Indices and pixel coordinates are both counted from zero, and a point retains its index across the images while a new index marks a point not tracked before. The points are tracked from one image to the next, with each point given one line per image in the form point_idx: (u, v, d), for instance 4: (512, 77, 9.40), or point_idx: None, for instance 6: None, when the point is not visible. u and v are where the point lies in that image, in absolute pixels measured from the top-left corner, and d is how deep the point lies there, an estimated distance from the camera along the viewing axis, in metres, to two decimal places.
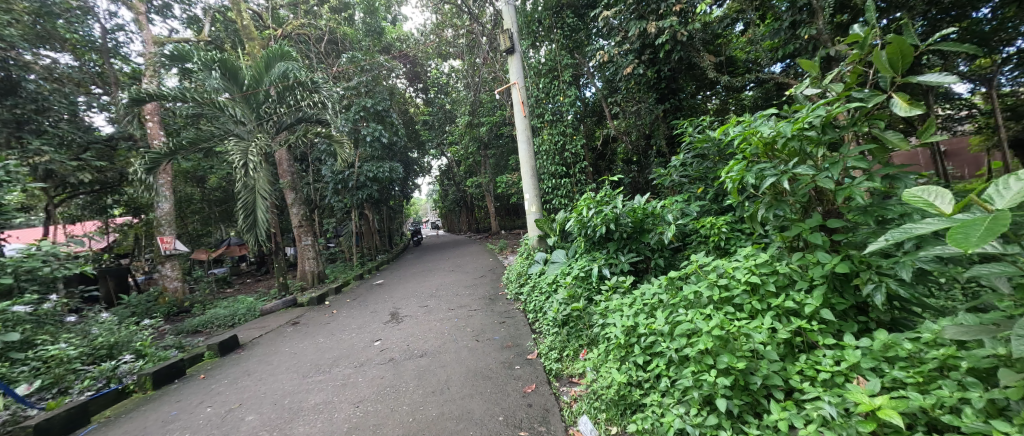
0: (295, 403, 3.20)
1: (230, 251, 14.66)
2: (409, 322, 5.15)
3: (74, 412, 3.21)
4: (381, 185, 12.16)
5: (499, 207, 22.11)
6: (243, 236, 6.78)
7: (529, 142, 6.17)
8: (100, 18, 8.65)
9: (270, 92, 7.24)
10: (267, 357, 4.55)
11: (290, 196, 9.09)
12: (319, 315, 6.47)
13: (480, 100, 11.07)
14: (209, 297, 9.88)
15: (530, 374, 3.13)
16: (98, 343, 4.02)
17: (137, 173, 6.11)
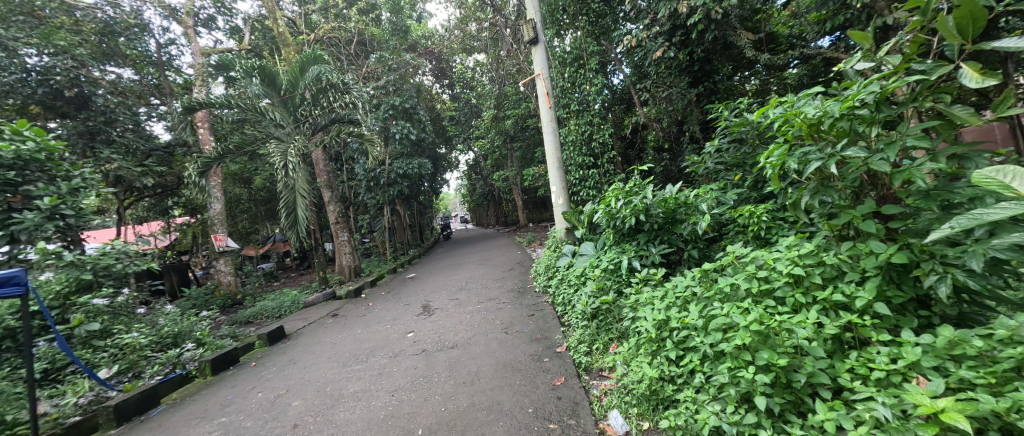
0: (337, 390, 3.38)
1: (276, 246, 15.54)
2: (440, 315, 5.28)
3: (145, 395, 3.57)
4: (411, 181, 12.46)
5: (526, 200, 22.12)
6: (285, 232, 7.18)
7: (555, 133, 6.09)
8: (155, 34, 9.38)
9: (305, 95, 7.57)
10: (310, 347, 4.82)
11: (326, 194, 9.49)
12: (356, 307, 6.77)
13: (505, 92, 10.98)
14: (258, 290, 10.58)
15: (559, 367, 3.13)
16: (164, 332, 4.44)
17: (191, 177, 6.61)
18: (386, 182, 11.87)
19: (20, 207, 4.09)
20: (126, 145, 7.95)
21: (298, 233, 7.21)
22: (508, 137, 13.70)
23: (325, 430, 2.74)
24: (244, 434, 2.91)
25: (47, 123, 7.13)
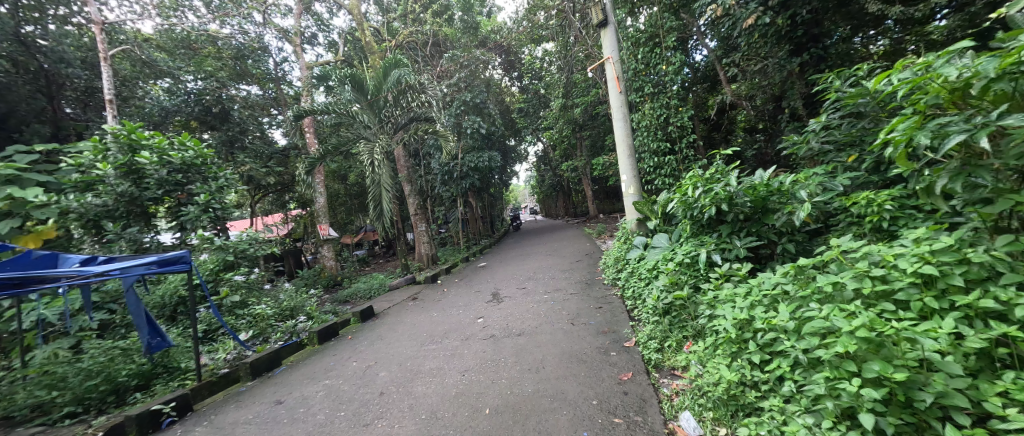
0: (416, 366, 3.68)
1: (368, 236, 17.33)
2: (509, 303, 5.43)
3: (270, 356, 4.26)
4: (482, 174, 12.89)
5: (598, 190, 21.47)
6: (374, 223, 7.98)
7: (625, 119, 5.78)
8: (273, 55, 11.01)
9: (388, 97, 8.25)
10: (394, 325, 5.32)
11: (407, 188, 10.26)
12: (433, 292, 7.28)
13: (574, 79, 10.68)
14: (354, 274, 11.98)
15: (626, 362, 3.01)
16: (284, 306, 5.30)
17: (301, 175, 7.68)
18: (459, 175, 12.44)
19: (183, 202, 5.14)
20: (255, 150, 9.50)
21: (384, 223, 7.94)
22: (578, 125, 13.36)
23: (406, 400, 3.01)
24: (342, 395, 3.33)
25: (200, 134, 8.80)
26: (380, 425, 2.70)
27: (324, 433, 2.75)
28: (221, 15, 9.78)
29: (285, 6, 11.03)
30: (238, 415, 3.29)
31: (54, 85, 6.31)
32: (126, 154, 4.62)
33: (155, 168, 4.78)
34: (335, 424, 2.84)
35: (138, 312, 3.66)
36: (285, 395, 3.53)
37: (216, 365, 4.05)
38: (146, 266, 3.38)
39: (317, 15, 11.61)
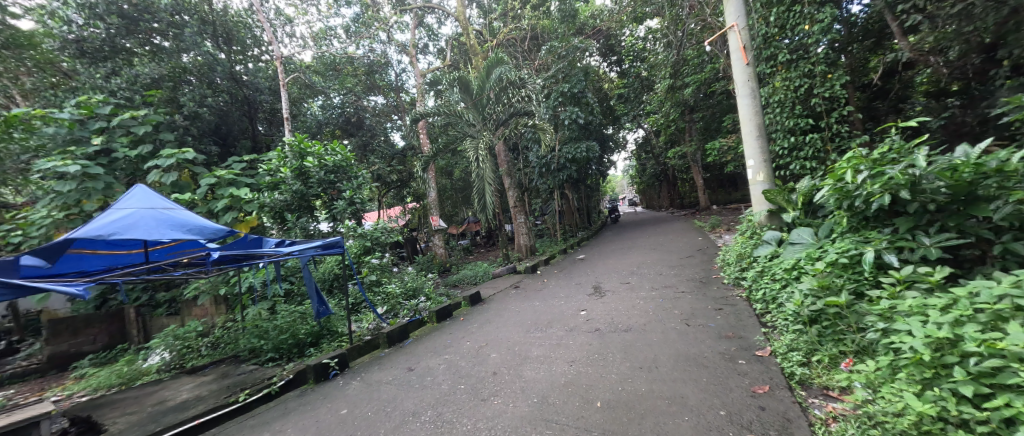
0: (524, 351, 3.81)
1: (470, 227, 18.55)
2: (614, 296, 5.29)
3: (401, 329, 4.85)
4: (579, 165, 12.67)
5: (709, 177, 19.41)
6: (478, 214, 8.51)
7: (753, 94, 5.16)
8: (393, 67, 12.87)
9: (491, 94, 8.52)
10: (501, 311, 5.59)
11: (507, 181, 10.56)
12: (534, 281, 7.49)
13: (683, 58, 9.79)
14: (460, 261, 13.08)
15: (760, 373, 2.68)
16: (409, 286, 6.01)
17: (418, 171, 8.59)
18: (556, 167, 12.44)
19: (334, 197, 6.29)
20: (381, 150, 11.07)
21: (487, 214, 8.39)
22: (687, 107, 12.19)
23: (519, 382, 3.11)
24: (460, 370, 3.59)
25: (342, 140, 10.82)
26: (496, 402, 2.82)
27: (448, 401, 2.97)
28: (354, 37, 11.43)
29: (403, 21, 12.31)
30: (379, 376, 3.78)
31: (253, 108, 9.04)
32: (296, 159, 5.90)
33: (315, 169, 6.01)
34: (456, 395, 3.05)
35: (311, 285, 4.63)
36: (413, 364, 3.93)
37: (362, 332, 4.76)
38: (314, 248, 4.18)
39: (428, 26, 12.73)
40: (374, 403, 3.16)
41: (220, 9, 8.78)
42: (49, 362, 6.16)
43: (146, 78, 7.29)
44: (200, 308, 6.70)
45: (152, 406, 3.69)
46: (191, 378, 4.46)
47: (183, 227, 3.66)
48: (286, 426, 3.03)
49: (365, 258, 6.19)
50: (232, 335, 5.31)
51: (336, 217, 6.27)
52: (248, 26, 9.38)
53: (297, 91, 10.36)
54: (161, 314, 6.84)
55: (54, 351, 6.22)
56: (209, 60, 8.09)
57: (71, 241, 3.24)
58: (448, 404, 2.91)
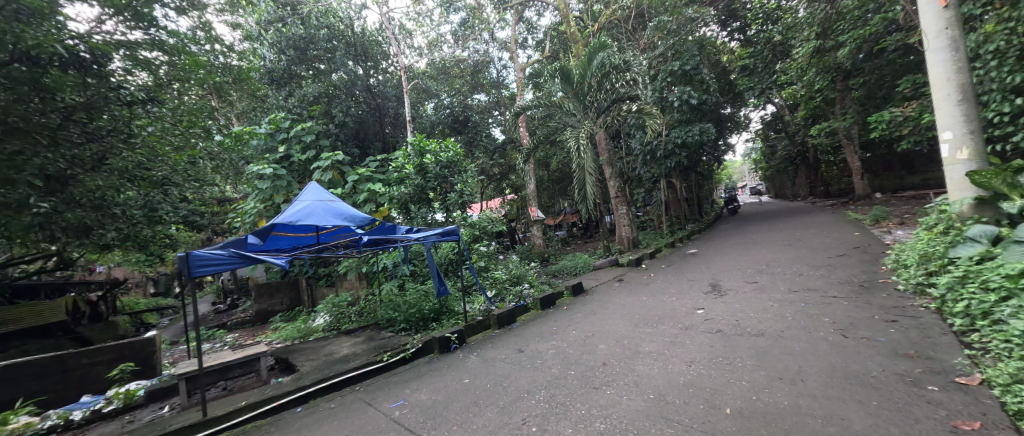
0: (634, 347, 3.55)
1: (567, 218, 18.48)
2: (737, 297, 4.77)
3: (508, 313, 5.16)
4: (690, 151, 11.69)
5: (866, 159, 15.94)
6: (578, 205, 8.52)
7: (954, 46, 4.40)
8: (495, 64, 13.31)
9: (593, 82, 8.35)
10: (606, 303, 5.50)
11: (608, 171, 10.29)
12: (639, 275, 7.31)
13: (837, 11, 8.07)
14: (558, 251, 13.38)
15: (965, 405, 2.00)
16: (512, 273, 6.47)
17: (520, 164, 8.99)
18: (662, 154, 11.60)
19: (447, 190, 7.21)
20: (484, 145, 12.13)
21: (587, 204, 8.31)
22: (836, 73, 10.12)
23: (633, 376, 2.87)
24: (569, 356, 3.53)
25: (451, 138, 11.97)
26: (610, 393, 2.64)
27: (561, 385, 2.88)
28: (462, 40, 12.24)
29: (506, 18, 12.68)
30: (493, 353, 4.01)
31: (380, 113, 10.50)
32: (417, 157, 6.95)
33: (432, 165, 6.97)
34: (568, 381, 2.93)
35: (433, 266, 5.18)
36: (523, 346, 4.07)
37: (474, 313, 5.18)
38: (434, 235, 4.67)
39: (529, 19, 12.92)
40: (491, 377, 3.31)
41: (359, 32, 10.31)
42: (257, 315, 8.92)
43: (310, 96, 9.04)
44: (349, 282, 8.13)
45: (325, 356, 4.51)
46: (346, 337, 5.40)
47: (343, 215, 4.55)
48: (421, 385, 3.38)
49: (474, 245, 7.18)
50: (373, 307, 6.39)
51: (448, 208, 7.10)
52: (380, 44, 10.81)
53: (415, 96, 11.73)
54: (319, 284, 8.99)
55: (260, 307, 8.99)
56: (352, 77, 9.76)
57: (273, 229, 4.36)
58: (561, 388, 2.83)
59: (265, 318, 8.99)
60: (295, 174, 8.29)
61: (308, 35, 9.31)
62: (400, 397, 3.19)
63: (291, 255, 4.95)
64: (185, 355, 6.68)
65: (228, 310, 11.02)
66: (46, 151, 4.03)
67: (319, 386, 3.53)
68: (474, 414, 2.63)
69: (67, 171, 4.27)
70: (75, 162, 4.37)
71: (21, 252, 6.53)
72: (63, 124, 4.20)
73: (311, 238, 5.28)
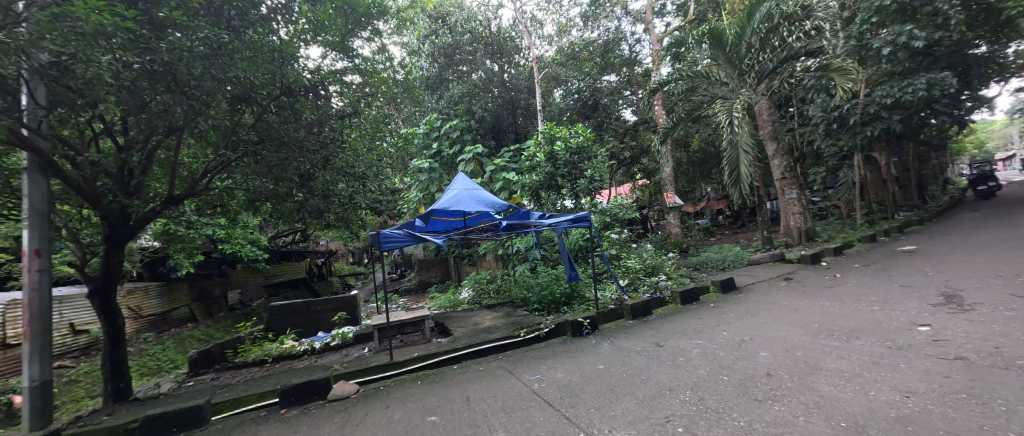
0: (809, 359, 2.82)
1: (709, 205, 17.07)
2: (994, 315, 3.36)
3: (644, 304, 4.88)
4: (910, 112, 7.95)
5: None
6: (729, 190, 7.41)
7: None
8: (628, 40, 12.41)
9: (753, 41, 7.16)
10: (766, 305, 4.68)
11: (771, 147, 9.00)
12: (816, 276, 6.04)
13: None
14: (700, 242, 12.09)
15: None
16: (647, 263, 6.24)
17: (655, 145, 8.35)
18: (860, 120, 8.48)
19: (577, 176, 7.26)
20: (615, 128, 11.82)
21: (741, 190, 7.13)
22: None
23: (813, 393, 2.25)
24: (720, 361, 3.05)
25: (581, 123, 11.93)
26: (780, 408, 2.11)
27: (711, 389, 2.51)
28: (593, 20, 11.79)
29: None
30: (628, 344, 3.87)
31: (513, 105, 11.05)
32: (547, 144, 7.13)
33: (562, 152, 7.08)
34: (720, 386, 2.53)
35: (564, 250, 5.27)
36: (663, 341, 3.80)
37: (606, 301, 5.15)
38: (566, 221, 4.71)
39: None
40: (629, 367, 3.18)
41: (495, 31, 10.97)
42: (419, 284, 10.72)
43: (456, 96, 10.13)
44: (489, 262, 9.00)
45: (472, 325, 5.10)
46: (488, 312, 5.97)
47: (488, 203, 5.03)
48: (556, 364, 3.50)
49: (605, 232, 7.05)
50: (508, 285, 6.92)
51: (577, 195, 7.27)
52: (513, 39, 11.30)
53: (546, 85, 11.96)
54: (464, 263, 10.16)
55: (422, 279, 10.77)
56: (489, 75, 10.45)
57: (431, 214, 5.13)
58: (712, 393, 2.44)
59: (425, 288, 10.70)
60: (444, 166, 9.49)
61: (454, 41, 10.41)
62: (538, 371, 3.37)
63: (444, 236, 5.73)
64: (374, 312, 8.47)
65: (398, 280, 13.62)
66: (299, 157, 4.45)
67: (469, 350, 4.01)
68: (612, 401, 2.52)
69: (310, 170, 4.64)
70: (315, 162, 4.70)
71: (281, 232, 9.85)
72: (306, 136, 4.55)
73: (459, 222, 5.98)
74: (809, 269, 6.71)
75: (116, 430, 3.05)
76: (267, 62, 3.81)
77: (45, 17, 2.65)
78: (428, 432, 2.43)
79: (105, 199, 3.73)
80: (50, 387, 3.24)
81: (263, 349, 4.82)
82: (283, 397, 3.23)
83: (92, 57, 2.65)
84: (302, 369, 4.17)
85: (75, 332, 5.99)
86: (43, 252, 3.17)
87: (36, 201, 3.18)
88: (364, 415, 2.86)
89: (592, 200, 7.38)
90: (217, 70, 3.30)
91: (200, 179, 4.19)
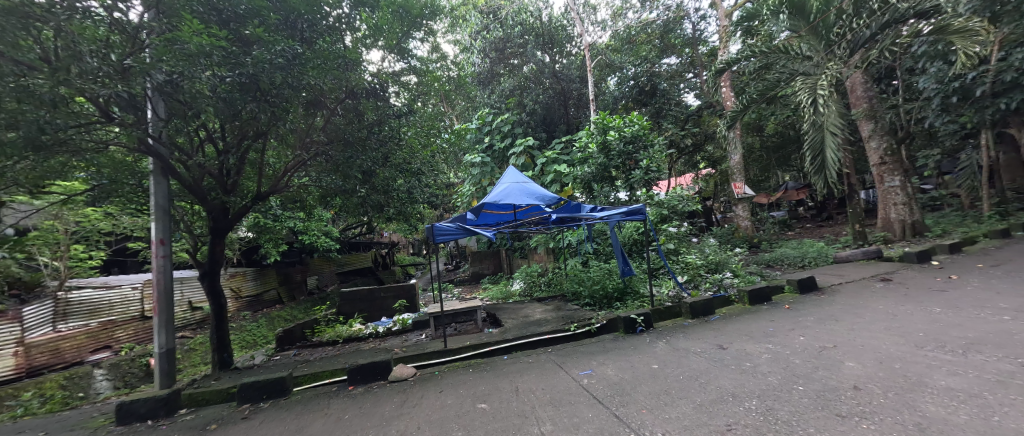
0: (910, 373, 2.42)
1: (788, 195, 16.05)
2: None
3: (705, 303, 4.57)
4: None
5: None
6: (811, 179, 6.59)
7: None
8: (691, 18, 11.54)
9: (844, 7, 6.29)
10: (854, 309, 4.13)
11: (867, 128, 7.82)
12: (922, 277, 5.19)
13: None
14: (774, 237, 10.96)
15: None
16: (711, 259, 5.84)
17: (721, 131, 7.63)
18: (991, 90, 7.02)
19: (631, 167, 6.95)
20: (676, 114, 11.08)
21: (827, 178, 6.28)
22: None
23: (913, 412, 1.93)
24: (793, 368, 2.75)
25: (637, 111, 11.35)
26: (867, 426, 1.84)
27: (782, 399, 2.27)
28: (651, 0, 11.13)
29: None
30: (686, 344, 3.65)
31: (566, 95, 10.86)
32: (600, 134, 6.91)
33: (615, 141, 6.84)
34: (794, 397, 2.28)
35: (617, 245, 5.10)
36: (726, 344, 3.52)
37: (662, 299, 4.91)
38: (619, 214, 4.55)
39: None
40: (686, 369, 2.99)
41: (546, 21, 10.80)
42: (474, 276, 11.09)
43: (507, 90, 10.17)
44: (540, 255, 9.01)
45: (522, 318, 5.15)
46: (539, 304, 6.00)
47: (538, 196, 5.02)
48: (607, 361, 3.42)
49: (662, 225, 6.68)
50: (559, 279, 6.88)
51: (632, 186, 6.98)
52: (565, 27, 11.07)
53: (599, 73, 11.55)
54: (516, 256, 10.28)
55: (476, 270, 11.13)
56: (541, 66, 10.36)
57: (483, 207, 5.25)
58: (783, 403, 2.21)
59: (478, 279, 11.03)
60: (496, 160, 9.63)
61: (505, 35, 10.43)
62: (588, 367, 3.31)
63: (495, 230, 5.83)
64: (432, 300, 8.92)
65: (455, 271, 14.21)
66: (363, 155, 4.67)
67: (519, 341, 4.07)
68: (666, 404, 2.40)
69: (373, 167, 4.81)
70: (377, 161, 4.89)
71: (351, 224, 10.74)
72: (369, 136, 4.75)
73: (509, 215, 6.05)
74: (914, 269, 5.76)
75: (221, 394, 3.57)
76: (333, 69, 4.14)
77: (162, 42, 3.18)
78: (478, 419, 2.51)
79: (210, 196, 4.35)
80: (173, 354, 3.88)
81: (336, 330, 5.33)
82: (350, 375, 3.55)
83: (194, 74, 3.08)
84: (367, 350, 4.54)
85: (191, 309, 7.12)
86: (166, 241, 3.80)
87: (159, 199, 3.81)
88: (420, 398, 3.03)
89: (648, 191, 7.04)
90: (292, 79, 3.69)
91: (281, 176, 4.73)
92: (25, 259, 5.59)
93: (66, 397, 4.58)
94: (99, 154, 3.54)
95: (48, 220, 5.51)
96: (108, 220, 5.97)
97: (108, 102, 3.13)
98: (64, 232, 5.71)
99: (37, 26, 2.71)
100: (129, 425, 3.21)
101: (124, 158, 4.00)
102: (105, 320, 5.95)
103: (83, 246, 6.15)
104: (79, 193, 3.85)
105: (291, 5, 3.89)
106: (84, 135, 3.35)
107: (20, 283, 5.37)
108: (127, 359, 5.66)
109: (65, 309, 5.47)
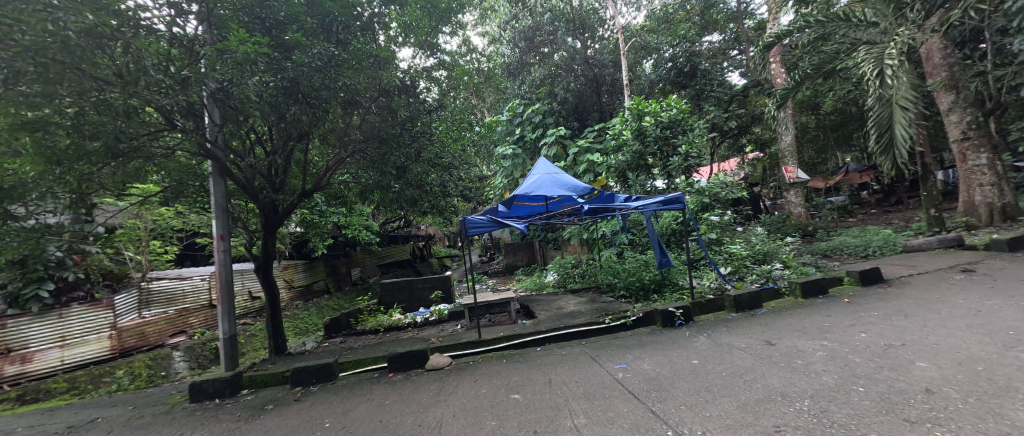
0: (996, 376, 2.15)
1: (850, 179, 14.52)
2: None
3: (752, 296, 4.32)
4: None
5: None
6: (875, 159, 5.98)
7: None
8: None
9: None
10: (926, 304, 3.73)
11: (946, 99, 6.93)
12: (1011, 268, 4.59)
13: None
14: (831, 224, 10.10)
15: None
16: (758, 250, 5.51)
17: (770, 111, 7.03)
18: None
19: (669, 153, 6.64)
20: (717, 95, 10.42)
21: (895, 157, 5.65)
22: None
23: (1000, 420, 1.71)
24: (853, 368, 2.54)
25: (675, 94, 10.83)
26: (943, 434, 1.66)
27: (839, 401, 2.10)
28: None
29: None
30: (730, 339, 3.48)
31: (598, 82, 10.56)
32: (635, 120, 6.65)
33: (652, 127, 6.59)
34: (853, 399, 2.10)
35: (655, 236, 4.92)
36: (774, 339, 3.31)
37: (704, 291, 4.71)
38: (656, 204, 4.35)
39: None
40: (729, 366, 2.86)
41: (578, 5, 10.48)
42: (508, 267, 11.21)
43: (537, 80, 10.01)
44: (574, 247, 8.90)
45: (555, 309, 5.15)
46: (573, 296, 5.96)
47: (571, 187, 4.94)
48: (643, 355, 3.33)
49: (703, 214, 6.37)
50: (594, 270, 6.77)
51: (670, 174, 6.68)
52: (597, 11, 10.73)
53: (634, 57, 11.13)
54: (549, 247, 10.23)
55: (510, 262, 11.24)
56: (572, 53, 10.15)
57: (515, 199, 5.26)
58: (839, 404, 2.06)
59: (512, 271, 11.14)
60: (528, 151, 9.64)
61: (534, 23, 10.20)
62: (623, 361, 3.25)
63: (527, 221, 5.81)
64: (468, 292, 9.12)
65: (489, 263, 14.40)
66: (397, 152, 4.80)
67: (553, 333, 4.07)
68: (706, 401, 2.31)
69: (407, 164, 5.00)
70: (411, 157, 5.04)
71: (390, 218, 11.17)
72: (403, 132, 4.83)
73: (542, 207, 6.00)
74: (1003, 258, 5.09)
75: (277, 377, 3.88)
76: (366, 68, 4.30)
77: (214, 53, 3.39)
78: (511, 409, 2.55)
79: (262, 195, 4.68)
80: (236, 340, 4.26)
81: (378, 319, 5.61)
82: (391, 362, 3.72)
83: (242, 81, 3.28)
84: (406, 339, 4.74)
85: (251, 298, 7.78)
86: (226, 237, 4.15)
87: (218, 198, 4.15)
88: (455, 387, 3.12)
89: (688, 178, 6.74)
90: (329, 81, 3.89)
91: (324, 174, 5.00)
92: (114, 254, 6.34)
93: (151, 375, 5.17)
94: (168, 159, 3.90)
95: (130, 219, 6.24)
96: (179, 218, 6.64)
97: (173, 111, 3.41)
98: (143, 229, 6.43)
99: (111, 45, 2.98)
100: (201, 402, 3.59)
101: (188, 162, 4.39)
102: (181, 307, 6.65)
103: (160, 241, 6.88)
104: (154, 194, 4.28)
105: (326, 9, 4.08)
106: (155, 142, 3.69)
107: (111, 274, 6.11)
108: (200, 342, 6.29)
109: (147, 298, 6.18)
